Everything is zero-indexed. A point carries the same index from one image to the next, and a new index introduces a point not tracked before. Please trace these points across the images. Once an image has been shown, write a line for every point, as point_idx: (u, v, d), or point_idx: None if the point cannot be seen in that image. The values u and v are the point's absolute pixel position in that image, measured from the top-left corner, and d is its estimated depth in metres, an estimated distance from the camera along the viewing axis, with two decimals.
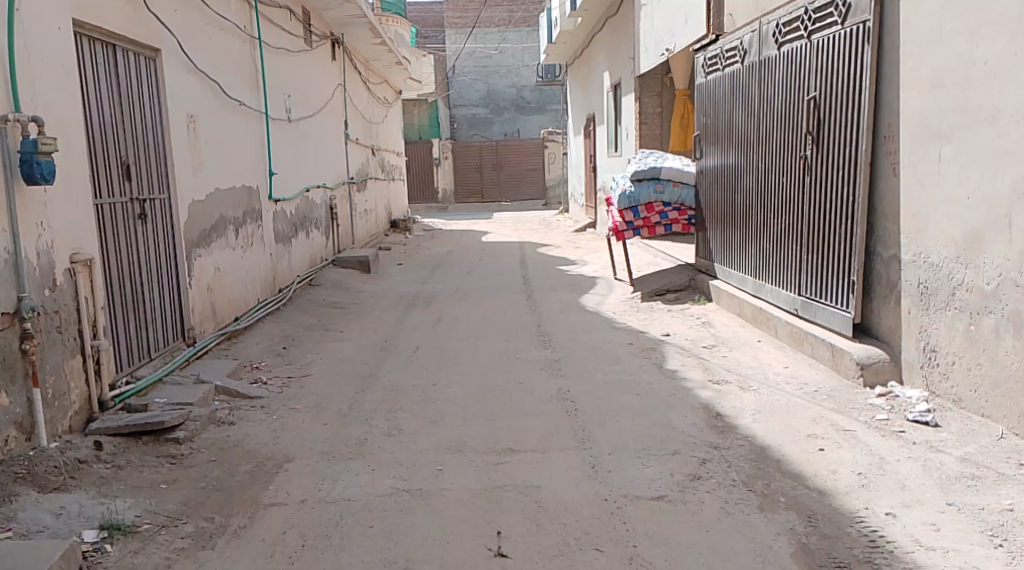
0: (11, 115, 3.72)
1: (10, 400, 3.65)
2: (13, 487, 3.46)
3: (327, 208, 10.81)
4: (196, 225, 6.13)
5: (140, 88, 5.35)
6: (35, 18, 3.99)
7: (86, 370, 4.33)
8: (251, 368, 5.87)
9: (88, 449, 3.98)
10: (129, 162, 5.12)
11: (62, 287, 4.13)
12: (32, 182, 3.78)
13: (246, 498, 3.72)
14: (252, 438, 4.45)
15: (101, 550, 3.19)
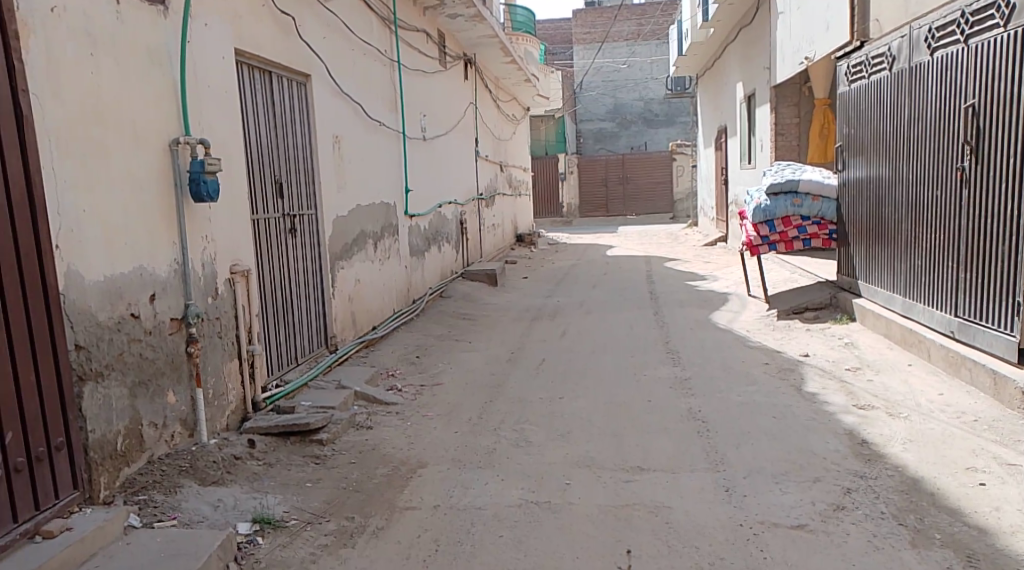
0: (183, 137, 4.02)
1: (177, 399, 3.95)
2: (178, 479, 3.73)
3: (457, 223, 11.07)
4: (340, 238, 6.44)
5: (292, 108, 5.69)
6: (203, 49, 4.31)
7: (242, 372, 4.62)
8: (387, 375, 6.10)
9: (242, 446, 4.25)
10: (282, 179, 5.44)
11: (223, 295, 4.43)
12: (199, 199, 4.04)
13: (383, 500, 3.86)
14: (387, 443, 4.62)
15: (253, 542, 3.39)
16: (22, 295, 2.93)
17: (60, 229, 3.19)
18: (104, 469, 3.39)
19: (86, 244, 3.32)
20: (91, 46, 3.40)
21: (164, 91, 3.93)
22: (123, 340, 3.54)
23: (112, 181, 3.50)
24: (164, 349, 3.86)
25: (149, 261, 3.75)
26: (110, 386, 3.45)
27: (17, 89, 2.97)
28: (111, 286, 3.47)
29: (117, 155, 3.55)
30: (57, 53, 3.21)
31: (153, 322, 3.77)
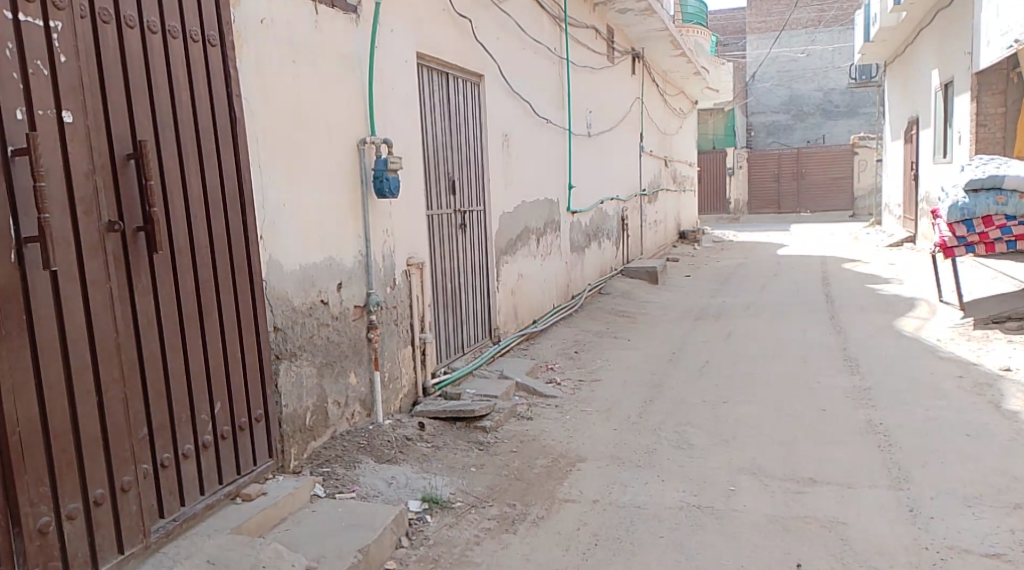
0: (369, 138, 4.30)
1: (358, 380, 4.25)
2: (356, 454, 4.01)
3: (619, 219, 11.05)
4: (507, 233, 6.63)
5: (466, 108, 5.91)
6: (389, 55, 4.58)
7: (415, 358, 4.88)
8: (547, 368, 6.22)
9: (413, 429, 4.49)
10: (454, 175, 5.68)
11: (400, 286, 4.69)
12: (382, 196, 4.30)
13: (543, 490, 3.96)
14: (548, 434, 4.73)
15: (423, 519, 3.59)
16: (231, 281, 3.24)
17: (264, 222, 3.50)
18: (293, 442, 3.69)
19: (284, 235, 3.63)
20: (294, 55, 3.71)
21: (355, 94, 4.21)
22: (313, 324, 3.84)
23: (307, 177, 3.81)
24: (348, 334, 4.14)
25: (337, 251, 4.04)
26: (301, 366, 3.76)
27: (232, 94, 3.27)
28: (305, 274, 3.78)
29: (313, 154, 3.85)
30: (264, 62, 3.52)
31: (339, 307, 4.06)
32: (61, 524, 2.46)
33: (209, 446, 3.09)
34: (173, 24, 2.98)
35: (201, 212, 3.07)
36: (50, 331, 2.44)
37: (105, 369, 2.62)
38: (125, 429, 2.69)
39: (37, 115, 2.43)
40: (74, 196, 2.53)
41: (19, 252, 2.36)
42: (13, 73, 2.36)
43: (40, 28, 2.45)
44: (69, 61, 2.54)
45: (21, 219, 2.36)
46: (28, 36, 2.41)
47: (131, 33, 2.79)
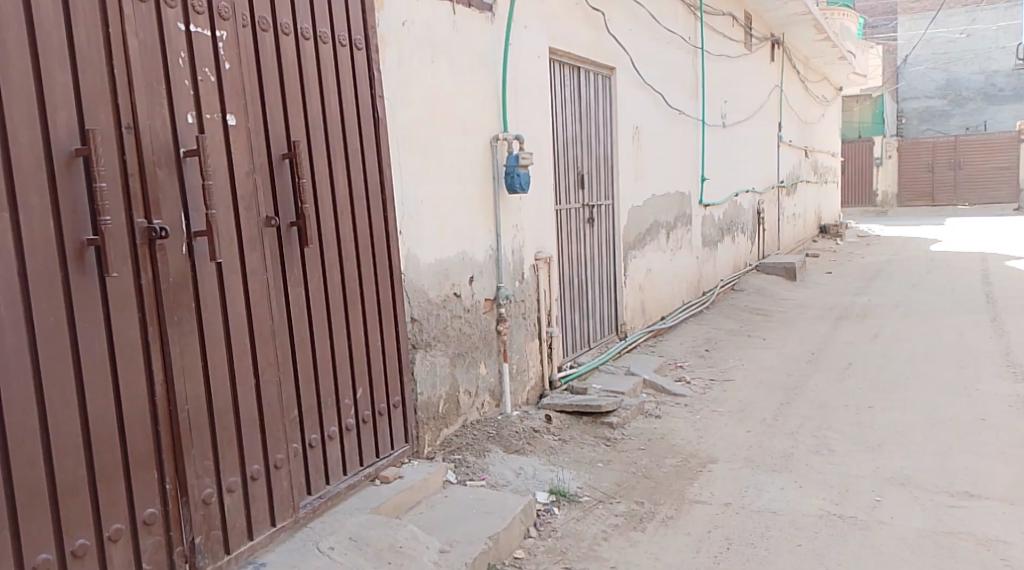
0: (501, 134, 4.37)
1: (488, 371, 4.36)
2: (486, 444, 4.11)
3: (755, 212, 10.74)
4: (635, 227, 6.59)
5: (597, 102, 5.92)
6: (523, 51, 4.65)
7: (542, 352, 4.95)
8: (675, 366, 6.15)
9: (540, 421, 4.57)
10: (583, 170, 5.70)
11: (528, 280, 4.77)
12: (512, 191, 4.35)
13: (672, 490, 3.93)
14: (677, 433, 4.68)
15: (550, 511, 3.65)
16: (373, 274, 3.40)
17: (403, 217, 3.64)
18: (428, 428, 3.84)
19: (421, 230, 3.76)
20: (433, 55, 3.84)
21: (488, 92, 4.31)
22: (447, 316, 3.97)
23: (444, 172, 3.93)
24: (479, 326, 4.25)
25: (470, 245, 4.15)
26: (435, 356, 3.89)
27: (376, 95, 3.42)
28: (440, 267, 3.91)
29: (449, 151, 3.97)
30: (405, 63, 3.66)
31: (471, 300, 4.18)
32: (222, 497, 2.66)
33: (352, 429, 3.26)
34: (323, 30, 3.15)
35: (346, 208, 3.24)
36: (215, 318, 2.64)
37: (260, 354, 2.81)
38: (277, 410, 2.88)
39: (205, 118, 2.62)
40: (236, 193, 2.72)
41: (189, 245, 2.55)
42: (185, 81, 2.56)
43: (207, 37, 2.65)
44: (233, 68, 2.73)
45: (191, 215, 2.56)
46: (197, 46, 2.60)
47: (286, 40, 2.97)
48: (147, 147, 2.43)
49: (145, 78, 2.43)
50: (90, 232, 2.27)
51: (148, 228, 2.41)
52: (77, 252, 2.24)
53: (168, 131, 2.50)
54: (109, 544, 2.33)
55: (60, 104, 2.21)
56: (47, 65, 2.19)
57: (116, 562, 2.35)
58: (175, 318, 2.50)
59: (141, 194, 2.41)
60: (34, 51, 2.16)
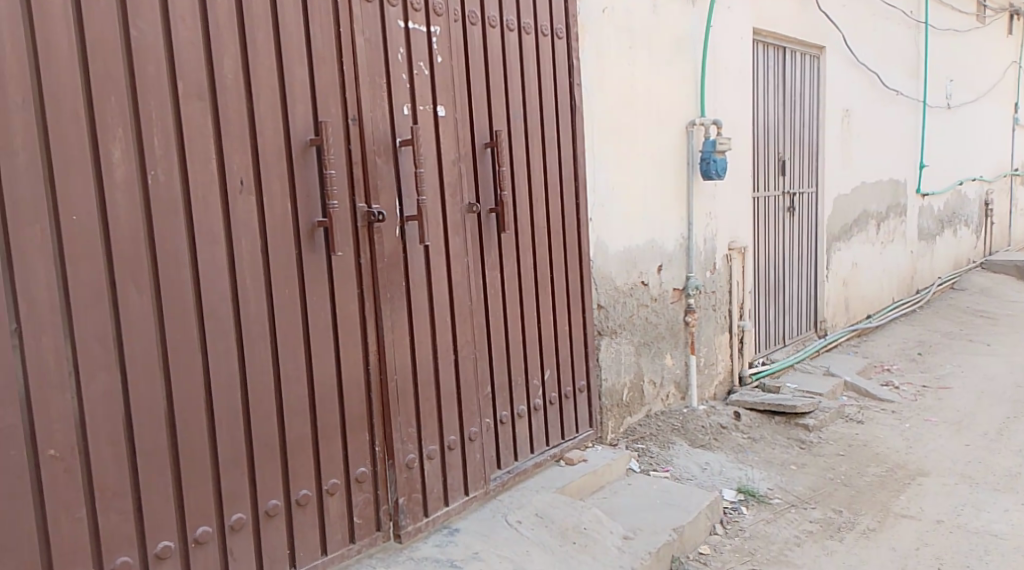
0: (699, 119, 4.29)
1: (674, 362, 4.32)
2: (670, 435, 4.09)
3: (981, 204, 9.80)
4: (841, 218, 6.22)
5: (803, 84, 5.64)
6: (725, 33, 4.53)
7: (732, 346, 4.83)
8: (881, 369, 5.78)
9: (729, 416, 4.47)
10: (784, 156, 5.47)
11: (720, 270, 4.66)
12: (708, 178, 4.25)
13: (875, 501, 3.73)
14: (881, 441, 4.42)
15: (738, 510, 3.58)
16: (565, 259, 3.48)
17: (596, 205, 3.67)
18: (612, 414, 3.87)
19: (613, 217, 3.78)
20: (631, 40, 3.83)
21: (686, 77, 4.24)
22: (634, 304, 3.97)
23: (637, 159, 3.92)
24: (666, 316, 4.22)
25: (661, 234, 4.12)
26: (621, 343, 3.91)
27: (575, 83, 3.48)
28: (629, 255, 3.91)
29: (643, 138, 3.96)
30: (604, 49, 3.68)
31: (659, 289, 4.15)
32: (423, 463, 2.84)
33: (539, 409, 3.36)
34: (527, 21, 3.24)
35: (541, 195, 3.33)
36: (421, 296, 2.81)
37: (459, 332, 2.96)
38: (473, 386, 3.03)
39: (419, 110, 2.79)
40: (443, 179, 2.88)
41: (402, 228, 2.74)
42: (403, 74, 2.73)
43: (423, 33, 2.81)
44: (444, 61, 2.88)
45: (404, 200, 2.74)
46: (414, 41, 2.77)
47: (493, 32, 3.09)
48: (368, 136, 2.62)
49: (369, 73, 2.63)
50: (320, 214, 2.50)
51: (368, 212, 2.61)
52: (309, 231, 2.47)
53: (387, 122, 2.69)
54: (327, 496, 2.56)
55: (298, 98, 2.43)
56: (289, 63, 2.41)
57: (332, 513, 2.57)
58: (388, 295, 2.69)
59: (363, 180, 2.61)
60: (279, 50, 2.39)
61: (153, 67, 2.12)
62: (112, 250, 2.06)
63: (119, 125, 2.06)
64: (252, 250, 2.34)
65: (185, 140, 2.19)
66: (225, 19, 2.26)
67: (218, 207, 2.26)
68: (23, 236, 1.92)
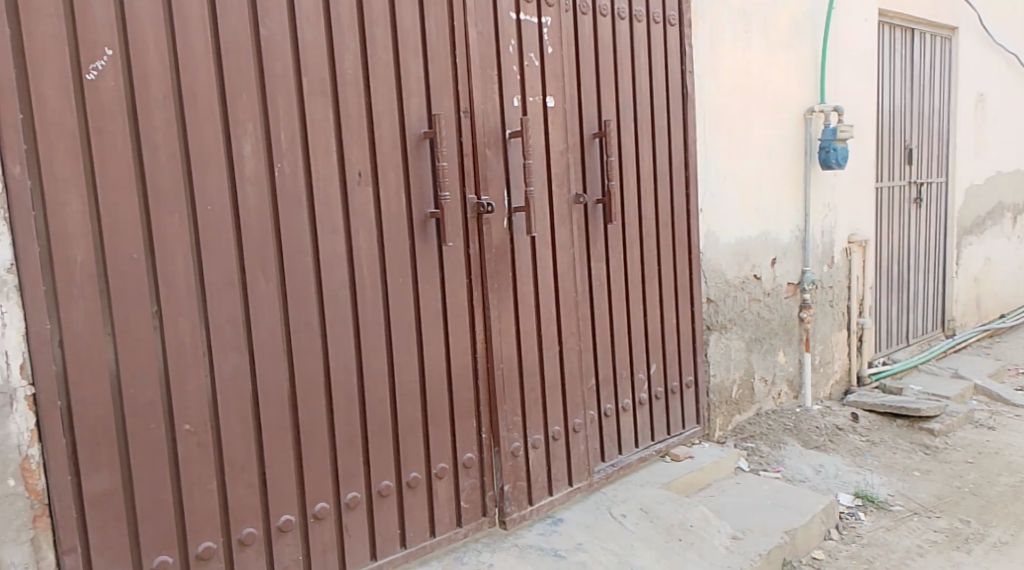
0: (818, 106, 4.11)
1: (787, 359, 4.16)
2: (782, 435, 3.94)
3: None
4: (972, 210, 5.85)
5: (933, 68, 5.32)
6: (848, 15, 4.32)
7: (850, 344, 4.62)
8: (1016, 372, 5.41)
9: (845, 418, 4.27)
10: (911, 144, 5.17)
11: (839, 264, 4.46)
12: (827, 167, 4.08)
13: (1007, 513, 3.49)
14: (1015, 449, 4.14)
15: (856, 516, 3.42)
16: (674, 251, 3.40)
17: (706, 195, 3.56)
18: (721, 411, 3.77)
19: (724, 208, 3.66)
20: (747, 24, 3.70)
21: (805, 63, 4.07)
22: (746, 298, 3.84)
23: (751, 148, 3.79)
24: (780, 311, 4.07)
25: (775, 225, 3.97)
26: (731, 339, 3.79)
27: (686, 71, 3.39)
28: (741, 248, 3.78)
29: (757, 127, 3.82)
30: (718, 35, 3.56)
31: (773, 283, 4.00)
32: (528, 452, 2.84)
33: (645, 404, 3.32)
34: (640, 8, 3.18)
35: (651, 185, 3.26)
36: (528, 287, 2.81)
37: (564, 324, 2.94)
38: (577, 379, 3.00)
39: (529, 101, 2.78)
40: (551, 170, 2.86)
41: (510, 219, 2.74)
42: (513, 66, 2.73)
43: (535, 24, 2.79)
44: (554, 51, 2.85)
45: (512, 191, 2.74)
46: (525, 33, 2.76)
47: (604, 21, 3.05)
48: (479, 127, 2.63)
49: (481, 65, 2.63)
50: (432, 205, 2.53)
51: (477, 202, 2.62)
52: (422, 222, 2.51)
53: (497, 114, 2.69)
54: (435, 480, 2.60)
55: (413, 92, 2.47)
56: (404, 56, 2.44)
57: (440, 497, 2.61)
58: (495, 285, 2.70)
59: (473, 171, 2.62)
60: (395, 45, 2.43)
61: (279, 63, 2.19)
62: (241, 234, 2.13)
63: (249, 119, 2.14)
64: (368, 238, 2.39)
65: (308, 132, 2.25)
66: (345, 15, 2.31)
67: (337, 197, 2.32)
68: (164, 221, 2.00)
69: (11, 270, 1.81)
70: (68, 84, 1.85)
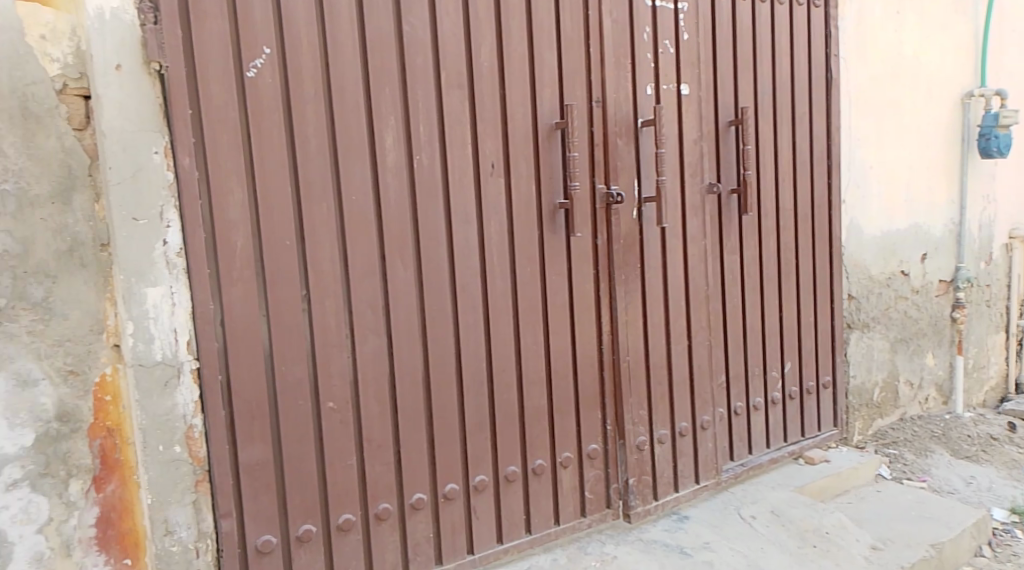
0: (978, 90, 3.84)
1: (937, 362, 3.92)
2: (928, 443, 3.72)
3: None
4: None
5: None
6: None
7: (1008, 348, 4.30)
8: None
9: (1001, 428, 3.99)
10: None
11: (997, 261, 4.16)
12: (987, 156, 3.81)
13: None
14: None
15: (1011, 533, 3.19)
16: (812, 244, 3.28)
17: (849, 186, 3.41)
18: (860, 414, 3.60)
19: (869, 200, 3.49)
20: (899, 5, 3.51)
21: (965, 44, 3.82)
22: (892, 295, 3.65)
23: (901, 136, 3.59)
24: (929, 310, 3.84)
25: (926, 219, 3.75)
26: (875, 337, 3.62)
27: (831, 54, 3.25)
28: (887, 242, 3.60)
29: (909, 114, 3.61)
30: (867, 17, 3.40)
31: (922, 281, 3.78)
32: (654, 446, 2.82)
33: (778, 403, 3.22)
34: None
35: (789, 176, 3.16)
36: (658, 278, 2.78)
37: (695, 317, 2.89)
38: (708, 374, 2.95)
39: (663, 89, 2.75)
40: (684, 160, 2.82)
41: (640, 210, 2.73)
42: (648, 54, 2.71)
43: (671, 10, 2.76)
44: (691, 38, 2.81)
45: (643, 181, 2.72)
46: (661, 20, 2.73)
47: (743, 5, 2.97)
48: (612, 117, 2.63)
49: (615, 54, 2.63)
50: (562, 196, 2.55)
51: (607, 193, 2.62)
52: (551, 213, 2.54)
53: (630, 103, 2.68)
54: (561, 468, 2.62)
55: (547, 83, 2.50)
56: (539, 47, 2.48)
57: (565, 486, 2.64)
58: (625, 276, 2.69)
59: (603, 161, 2.63)
60: (530, 37, 2.46)
61: (420, 56, 2.26)
62: (382, 222, 2.23)
63: (391, 111, 2.22)
64: (500, 229, 2.44)
65: (446, 125, 2.32)
66: (483, 10, 2.36)
67: (471, 188, 2.38)
68: (313, 209, 2.12)
69: (179, 254, 1.95)
70: (230, 81, 1.99)
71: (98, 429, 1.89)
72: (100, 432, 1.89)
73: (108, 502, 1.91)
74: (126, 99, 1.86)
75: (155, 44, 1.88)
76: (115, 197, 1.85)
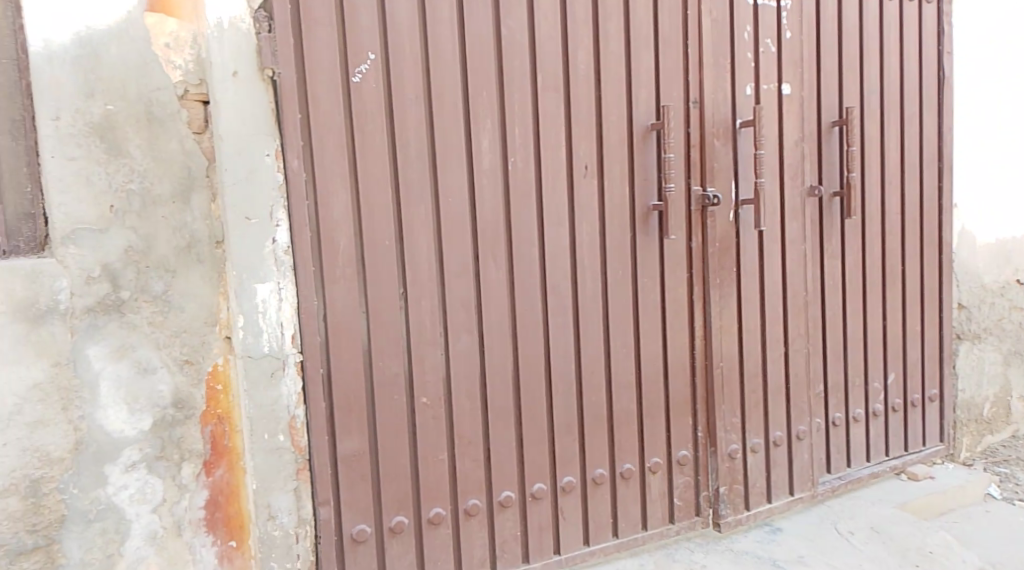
0: None
1: None
2: None
3: None
4: None
5: None
6: None
7: None
8: None
9: None
10: None
11: None
12: None
13: None
14: None
15: None
16: (919, 250, 3.15)
17: (960, 190, 3.26)
18: (968, 430, 3.41)
19: (983, 204, 3.32)
20: None
21: None
22: (1006, 305, 3.43)
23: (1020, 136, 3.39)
24: None
25: None
26: (986, 349, 3.42)
27: (943, 51, 3.12)
28: (1002, 249, 3.40)
29: None
30: (983, 11, 3.23)
31: None
32: (746, 454, 2.77)
33: (879, 415, 3.11)
34: None
35: (895, 179, 3.04)
36: (753, 284, 2.73)
37: (792, 324, 2.83)
38: (805, 382, 2.88)
39: (763, 89, 2.70)
40: (783, 162, 2.76)
41: (736, 212, 2.68)
42: (748, 53, 2.66)
43: (773, 9, 2.70)
44: (794, 36, 2.75)
45: (740, 182, 2.68)
46: (763, 19, 2.68)
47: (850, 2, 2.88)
48: (709, 118, 2.60)
49: (714, 54, 2.59)
50: (656, 198, 2.53)
51: (703, 194, 2.60)
52: (644, 215, 2.53)
53: (728, 104, 2.64)
54: (649, 473, 2.61)
55: (643, 85, 2.49)
56: (636, 49, 2.47)
57: (653, 491, 2.63)
58: (719, 280, 2.66)
59: (699, 163, 2.60)
60: (628, 38, 2.46)
61: (518, 59, 2.29)
62: (477, 224, 2.27)
63: (488, 114, 2.26)
64: (592, 231, 2.44)
65: (542, 127, 2.34)
66: (581, 12, 2.38)
67: (564, 190, 2.39)
68: (411, 210, 2.18)
69: (287, 252, 2.03)
70: (336, 85, 2.07)
71: (209, 417, 1.99)
72: (211, 419, 2.00)
73: (216, 486, 2.01)
74: (241, 104, 1.96)
75: (269, 51, 1.97)
76: (230, 198, 1.95)
